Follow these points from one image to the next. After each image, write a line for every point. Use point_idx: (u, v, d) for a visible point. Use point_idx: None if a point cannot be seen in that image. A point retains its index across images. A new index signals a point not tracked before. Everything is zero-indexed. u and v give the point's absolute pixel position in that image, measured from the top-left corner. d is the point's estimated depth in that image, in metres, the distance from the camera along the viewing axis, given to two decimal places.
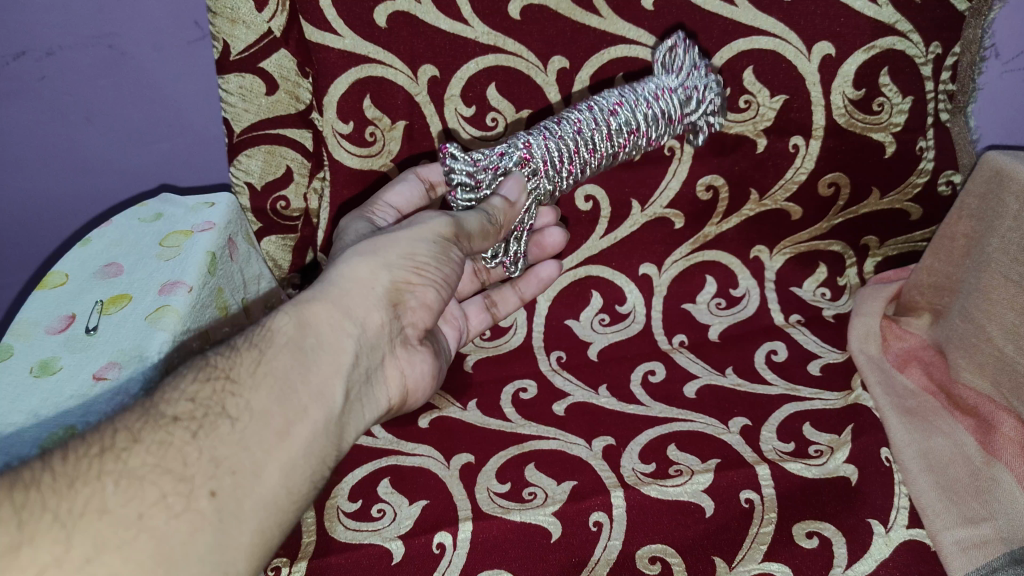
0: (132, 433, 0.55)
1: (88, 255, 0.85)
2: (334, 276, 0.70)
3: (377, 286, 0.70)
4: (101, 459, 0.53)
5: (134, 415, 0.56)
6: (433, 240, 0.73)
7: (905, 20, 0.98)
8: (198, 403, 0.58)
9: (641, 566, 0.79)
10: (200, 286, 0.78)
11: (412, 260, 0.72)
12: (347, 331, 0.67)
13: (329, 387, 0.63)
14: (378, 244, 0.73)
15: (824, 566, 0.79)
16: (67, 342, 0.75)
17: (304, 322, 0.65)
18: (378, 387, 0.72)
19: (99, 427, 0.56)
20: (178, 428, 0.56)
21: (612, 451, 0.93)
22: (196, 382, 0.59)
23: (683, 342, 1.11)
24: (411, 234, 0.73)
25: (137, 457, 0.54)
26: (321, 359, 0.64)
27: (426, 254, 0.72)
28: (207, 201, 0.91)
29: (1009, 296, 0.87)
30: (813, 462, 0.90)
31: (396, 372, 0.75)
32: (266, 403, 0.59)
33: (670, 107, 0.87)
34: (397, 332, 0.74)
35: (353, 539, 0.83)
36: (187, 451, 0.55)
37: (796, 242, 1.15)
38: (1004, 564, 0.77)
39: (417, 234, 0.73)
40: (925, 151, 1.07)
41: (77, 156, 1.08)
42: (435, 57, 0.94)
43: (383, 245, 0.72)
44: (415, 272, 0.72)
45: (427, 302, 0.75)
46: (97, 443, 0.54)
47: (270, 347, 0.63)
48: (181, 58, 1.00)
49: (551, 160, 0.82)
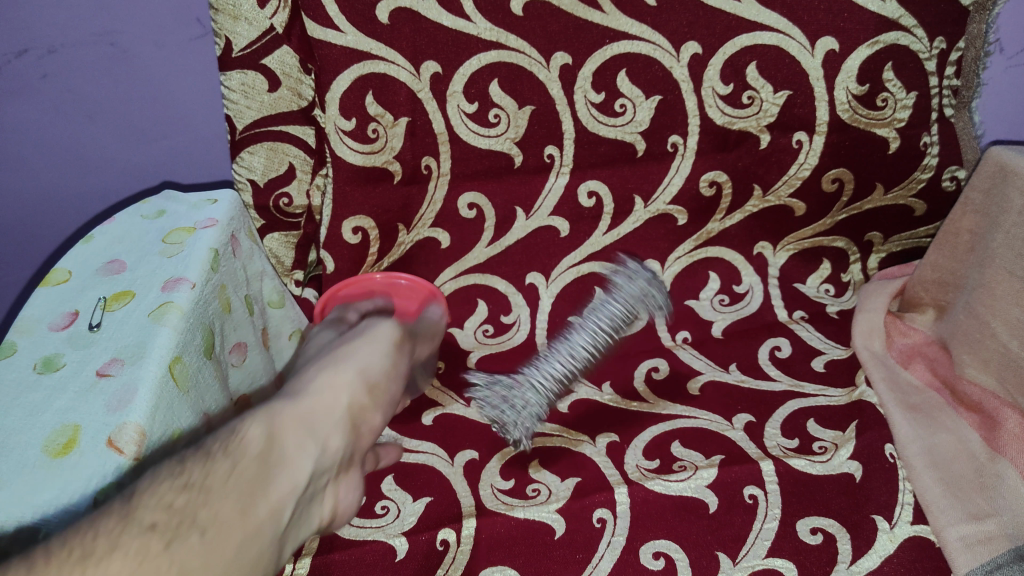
0: (109, 539, 0.53)
1: (90, 252, 0.85)
2: (300, 391, 0.74)
3: (342, 399, 0.75)
4: (82, 566, 0.51)
5: (113, 518, 0.54)
6: (386, 354, 0.83)
7: (908, 15, 0.98)
8: (174, 512, 0.56)
9: (645, 561, 0.80)
10: (202, 282, 0.78)
11: (367, 375, 0.79)
12: (310, 448, 0.68)
13: (286, 504, 0.64)
14: (337, 360, 0.79)
15: (828, 562, 0.79)
16: (70, 339, 0.73)
17: (272, 436, 0.66)
18: (314, 510, 0.70)
19: (68, 531, 0.54)
20: (154, 538, 0.54)
21: (616, 447, 0.93)
22: (171, 490, 0.58)
23: (687, 339, 1.12)
24: (369, 346, 0.83)
25: (113, 564, 0.51)
26: (285, 473, 0.65)
27: (382, 368, 0.81)
28: (209, 199, 0.91)
29: (1014, 291, 0.87)
30: (818, 458, 0.90)
31: (331, 498, 0.73)
32: (230, 515, 0.59)
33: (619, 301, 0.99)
34: (347, 461, 0.75)
35: (356, 536, 0.83)
36: (160, 562, 0.53)
37: (800, 238, 1.15)
38: (1009, 561, 0.77)
39: (372, 349, 0.82)
40: (928, 147, 1.07)
41: (81, 154, 1.08)
42: (437, 53, 0.94)
43: (342, 360, 0.79)
44: (373, 391, 0.79)
45: (373, 423, 0.79)
46: (70, 549, 0.51)
47: (242, 458, 0.62)
48: (183, 56, 1.00)
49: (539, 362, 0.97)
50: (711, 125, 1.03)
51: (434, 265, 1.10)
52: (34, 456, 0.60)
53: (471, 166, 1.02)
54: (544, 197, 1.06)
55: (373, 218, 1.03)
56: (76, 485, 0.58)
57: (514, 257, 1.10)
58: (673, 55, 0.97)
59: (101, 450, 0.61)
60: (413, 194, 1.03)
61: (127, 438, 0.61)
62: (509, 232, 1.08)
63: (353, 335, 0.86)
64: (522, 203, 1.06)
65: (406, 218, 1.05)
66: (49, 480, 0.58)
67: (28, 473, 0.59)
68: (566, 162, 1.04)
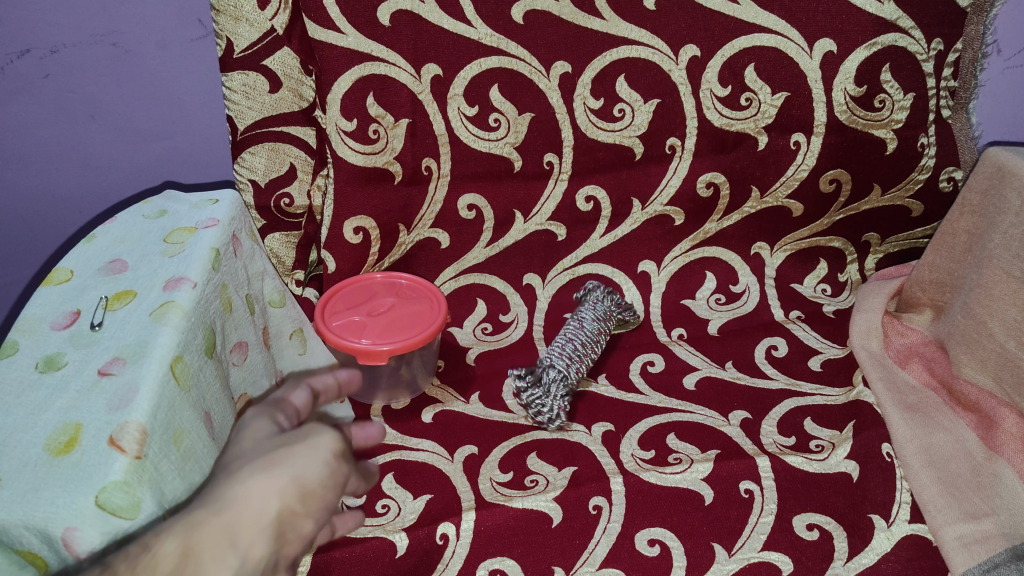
0: None
1: (93, 250, 0.80)
2: (213, 498, 0.51)
3: (259, 520, 0.50)
4: None
5: None
6: (326, 460, 0.55)
7: (905, 16, 1.00)
8: None
9: (640, 547, 0.81)
10: (204, 282, 0.74)
11: (301, 487, 0.53)
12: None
13: None
14: (269, 457, 0.54)
15: (824, 557, 0.80)
16: (72, 338, 0.69)
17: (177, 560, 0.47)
18: None
19: None
20: None
21: (612, 436, 0.94)
22: None
23: (683, 335, 1.11)
24: (305, 450, 0.55)
25: None
26: None
27: (315, 480, 0.54)
28: (211, 198, 0.88)
29: (1010, 291, 0.88)
30: (815, 457, 0.91)
31: None
32: None
33: (598, 305, 1.06)
34: None
35: (357, 533, 0.83)
36: None
37: (796, 240, 1.15)
38: (1005, 560, 0.78)
39: (312, 447, 0.55)
40: (927, 148, 1.08)
41: (80, 154, 1.07)
42: (438, 56, 0.95)
43: (276, 458, 0.54)
44: (303, 505, 0.53)
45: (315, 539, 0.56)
46: None
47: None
48: (185, 57, 1.01)
49: (552, 353, 0.99)
50: (709, 127, 1.04)
51: (434, 265, 1.09)
52: (34, 457, 0.57)
53: (470, 167, 1.03)
54: (544, 200, 1.07)
55: (374, 218, 1.03)
56: (75, 490, 0.55)
57: (513, 257, 1.10)
58: (672, 58, 1.00)
59: (102, 451, 0.58)
60: (413, 195, 1.03)
61: (130, 439, 0.58)
62: (507, 233, 1.08)
63: (286, 436, 0.57)
64: (522, 205, 1.06)
65: (406, 219, 1.04)
66: (49, 483, 0.55)
67: (27, 476, 0.56)
68: (564, 170, 1.05)
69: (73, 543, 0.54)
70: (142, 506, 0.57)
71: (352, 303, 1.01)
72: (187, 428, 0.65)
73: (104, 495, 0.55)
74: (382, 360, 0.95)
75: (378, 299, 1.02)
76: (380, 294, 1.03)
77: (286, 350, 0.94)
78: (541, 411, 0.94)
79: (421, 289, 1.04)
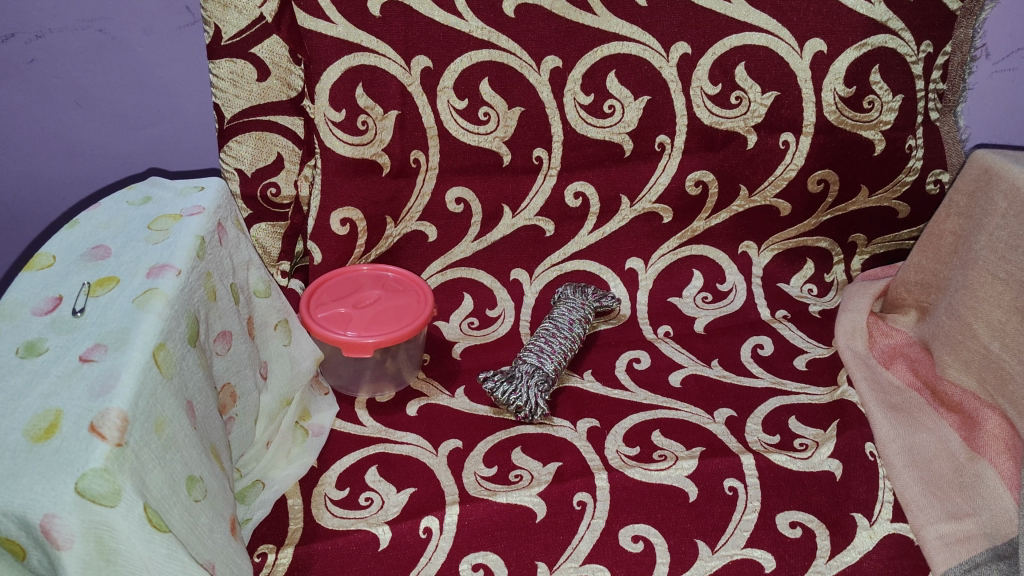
0: None
1: (75, 237, 0.78)
2: None
3: None
4: None
5: None
6: None
7: (896, 19, 1.02)
8: None
9: (623, 543, 0.82)
10: (188, 270, 0.74)
11: None
12: None
13: None
14: None
15: (806, 556, 0.81)
16: (53, 324, 0.68)
17: None
18: None
19: None
20: None
21: (597, 432, 0.94)
22: None
23: (669, 333, 1.11)
24: None
25: None
26: None
27: None
28: (197, 185, 0.86)
29: (996, 294, 0.88)
30: (798, 455, 0.91)
31: None
32: None
33: (579, 306, 1.05)
34: None
35: (340, 526, 0.83)
36: None
37: (784, 239, 1.15)
38: (986, 560, 0.79)
39: None
40: (914, 150, 1.09)
41: (64, 138, 1.06)
42: (429, 48, 0.95)
43: None
44: None
45: None
46: None
47: None
48: (171, 44, 0.99)
49: (528, 351, 0.99)
50: (699, 125, 1.04)
51: (421, 258, 1.08)
52: (13, 443, 0.57)
53: (458, 161, 1.02)
54: (532, 196, 1.06)
55: (361, 209, 1.02)
56: (56, 479, 0.54)
57: (500, 252, 1.09)
58: (662, 55, 1.00)
59: (83, 438, 0.57)
60: (402, 187, 1.02)
61: (111, 426, 0.58)
62: (495, 228, 1.07)
63: None
64: (510, 200, 1.06)
65: (394, 211, 1.04)
66: (27, 471, 0.55)
67: (7, 462, 0.55)
68: (554, 165, 1.05)
69: (53, 531, 0.53)
70: (123, 493, 0.56)
71: (338, 295, 1.01)
72: (169, 416, 0.65)
73: (84, 483, 0.55)
74: (366, 352, 0.95)
75: (364, 292, 1.02)
76: (367, 288, 1.02)
77: (272, 340, 0.91)
78: (520, 404, 0.93)
79: (409, 283, 1.04)
